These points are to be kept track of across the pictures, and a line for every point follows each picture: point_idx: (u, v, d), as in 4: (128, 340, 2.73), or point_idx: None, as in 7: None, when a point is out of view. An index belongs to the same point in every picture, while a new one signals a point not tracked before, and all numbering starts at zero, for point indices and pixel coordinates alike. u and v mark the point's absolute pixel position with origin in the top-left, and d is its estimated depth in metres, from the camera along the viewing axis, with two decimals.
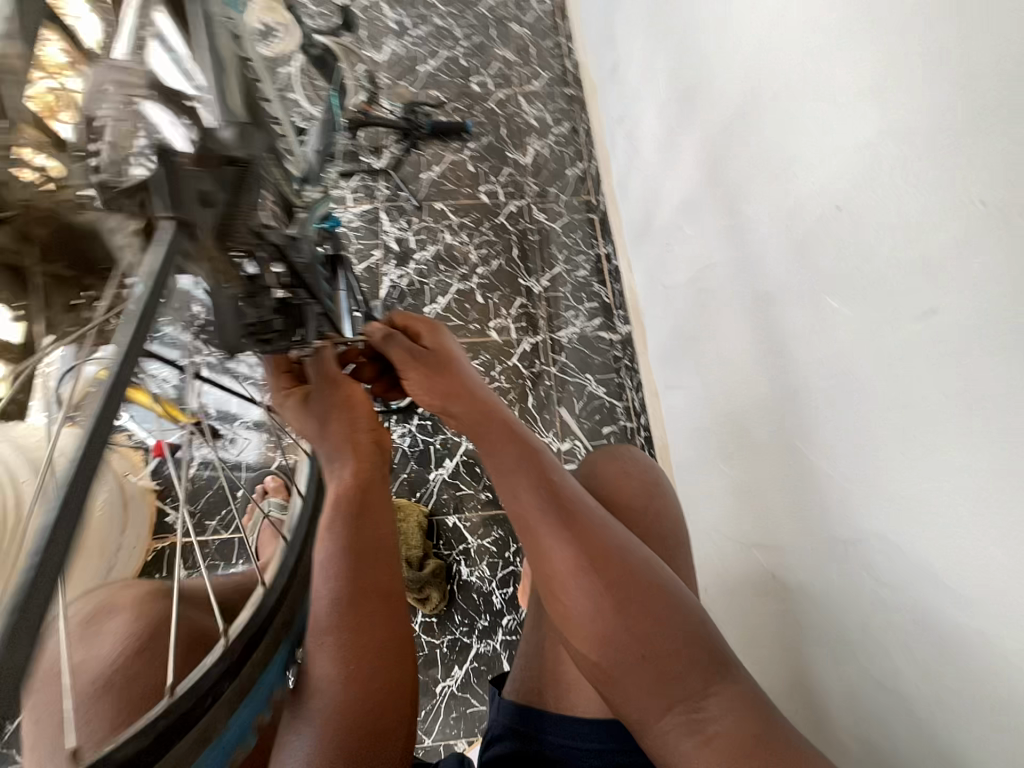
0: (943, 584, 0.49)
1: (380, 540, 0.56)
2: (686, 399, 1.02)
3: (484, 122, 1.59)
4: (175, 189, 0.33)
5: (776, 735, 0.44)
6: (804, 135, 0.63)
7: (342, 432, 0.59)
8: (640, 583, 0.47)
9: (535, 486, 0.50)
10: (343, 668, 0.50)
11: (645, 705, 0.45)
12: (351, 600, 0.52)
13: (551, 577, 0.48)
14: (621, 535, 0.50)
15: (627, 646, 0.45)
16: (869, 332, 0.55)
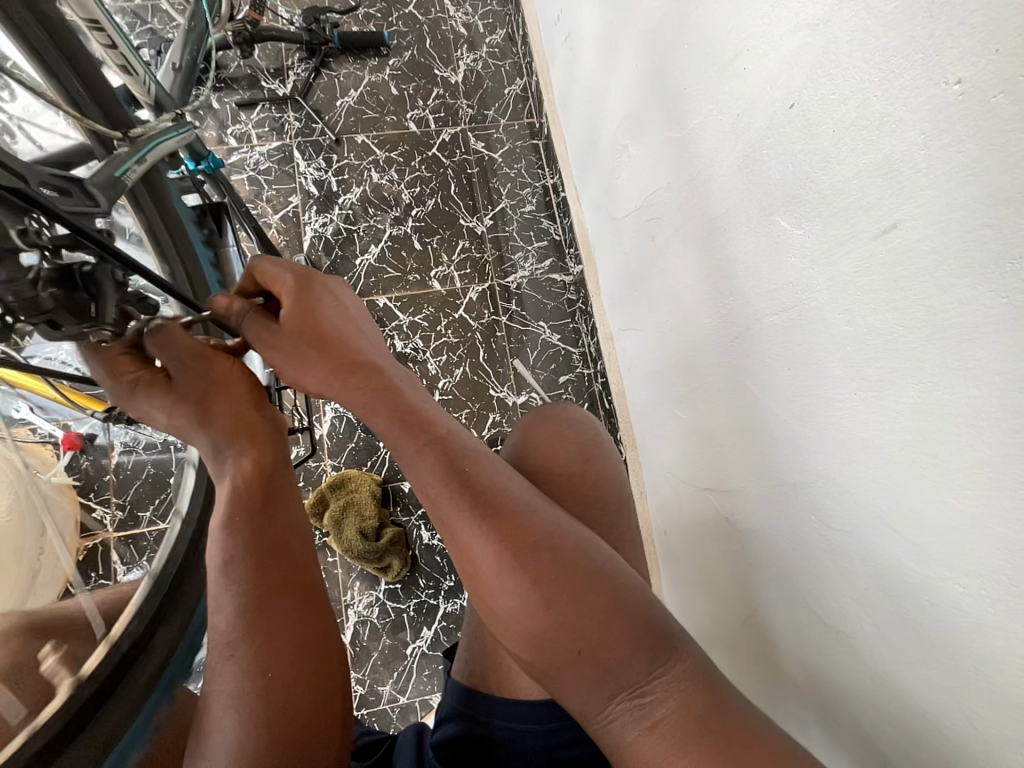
0: (889, 529, 0.46)
1: (285, 533, 0.50)
2: (640, 341, 0.95)
3: (404, 32, 1.36)
4: None
5: (725, 710, 0.41)
6: (754, 14, 0.52)
7: (223, 417, 0.52)
8: (570, 574, 0.43)
9: (447, 483, 0.44)
10: (258, 675, 0.44)
11: (584, 698, 0.42)
12: (259, 605, 0.46)
13: (474, 577, 0.44)
14: (552, 521, 0.45)
15: (560, 643, 0.41)
16: (822, 256, 0.48)
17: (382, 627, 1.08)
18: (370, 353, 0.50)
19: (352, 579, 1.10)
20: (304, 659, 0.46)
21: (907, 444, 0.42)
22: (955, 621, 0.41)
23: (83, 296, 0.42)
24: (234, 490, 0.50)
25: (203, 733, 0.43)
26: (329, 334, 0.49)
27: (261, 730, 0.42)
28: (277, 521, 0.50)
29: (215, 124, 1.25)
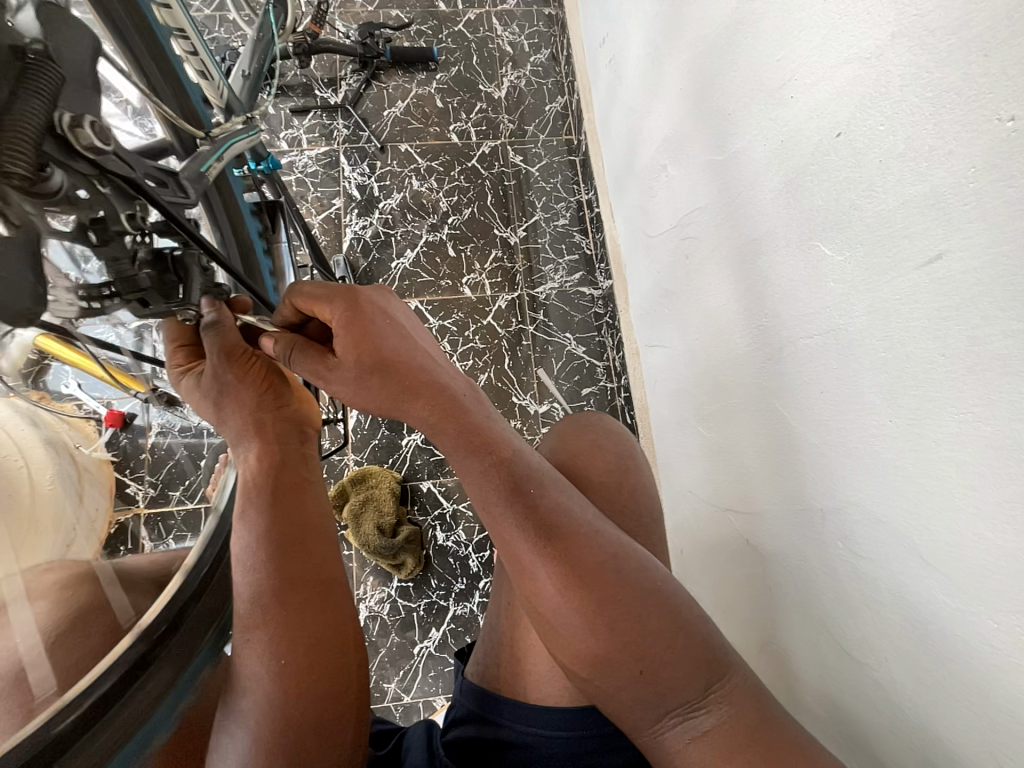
0: (921, 560, 0.45)
1: (303, 529, 0.51)
2: (667, 358, 0.95)
3: (453, 49, 1.42)
4: None
5: (772, 726, 0.42)
6: (804, 47, 0.53)
7: (239, 412, 0.56)
8: (632, 592, 0.44)
9: (513, 504, 0.46)
10: (275, 665, 0.45)
11: (639, 714, 0.43)
12: (276, 596, 0.47)
13: (536, 598, 0.45)
14: (613, 543, 0.46)
15: (618, 660, 0.43)
16: (863, 283, 0.48)
17: (392, 625, 1.10)
18: (436, 369, 0.52)
19: (366, 574, 1.12)
20: (317, 655, 0.46)
21: (945, 475, 0.42)
22: (989, 661, 0.40)
23: (172, 278, 0.45)
24: (251, 485, 0.52)
25: (226, 716, 0.45)
26: (383, 360, 0.51)
27: (278, 721, 0.43)
28: (295, 513, 0.52)
29: (269, 128, 1.32)
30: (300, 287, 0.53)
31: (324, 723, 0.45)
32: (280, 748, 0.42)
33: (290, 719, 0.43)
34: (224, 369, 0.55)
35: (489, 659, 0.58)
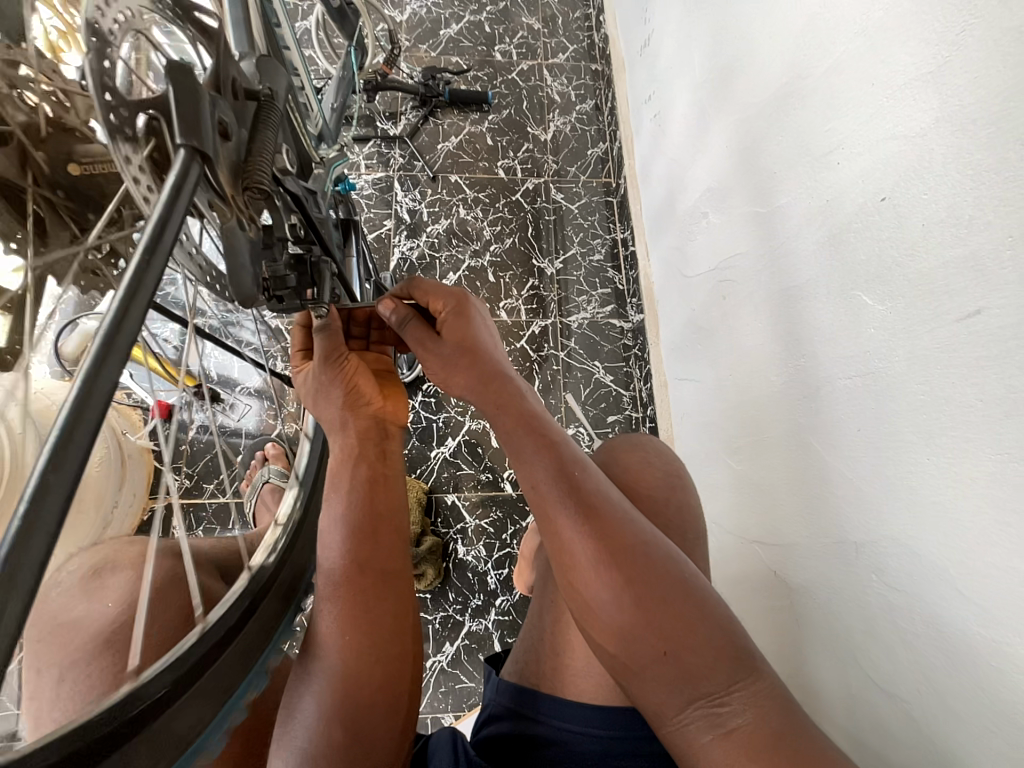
0: (956, 589, 0.48)
1: (380, 515, 0.56)
2: (696, 391, 1.00)
3: (505, 94, 1.53)
4: (196, 111, 0.30)
5: (799, 735, 0.43)
6: (851, 122, 0.60)
7: (336, 408, 0.60)
8: (661, 577, 0.47)
9: (555, 481, 0.50)
10: (342, 640, 0.49)
11: (662, 697, 0.45)
12: (351, 573, 0.52)
13: (572, 573, 0.49)
14: (644, 530, 0.50)
15: (646, 638, 0.45)
16: (904, 331, 0.53)
17: None
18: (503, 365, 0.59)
19: None
20: (382, 633, 0.51)
21: (979, 511, 0.46)
22: None
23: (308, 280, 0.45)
24: (340, 472, 0.57)
25: (300, 682, 0.49)
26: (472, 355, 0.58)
27: (337, 692, 0.48)
28: (375, 498, 0.56)
29: None
30: (416, 283, 0.62)
31: (377, 700, 0.49)
32: (338, 720, 0.47)
33: (351, 694, 0.48)
34: (327, 367, 0.60)
35: (527, 656, 0.61)
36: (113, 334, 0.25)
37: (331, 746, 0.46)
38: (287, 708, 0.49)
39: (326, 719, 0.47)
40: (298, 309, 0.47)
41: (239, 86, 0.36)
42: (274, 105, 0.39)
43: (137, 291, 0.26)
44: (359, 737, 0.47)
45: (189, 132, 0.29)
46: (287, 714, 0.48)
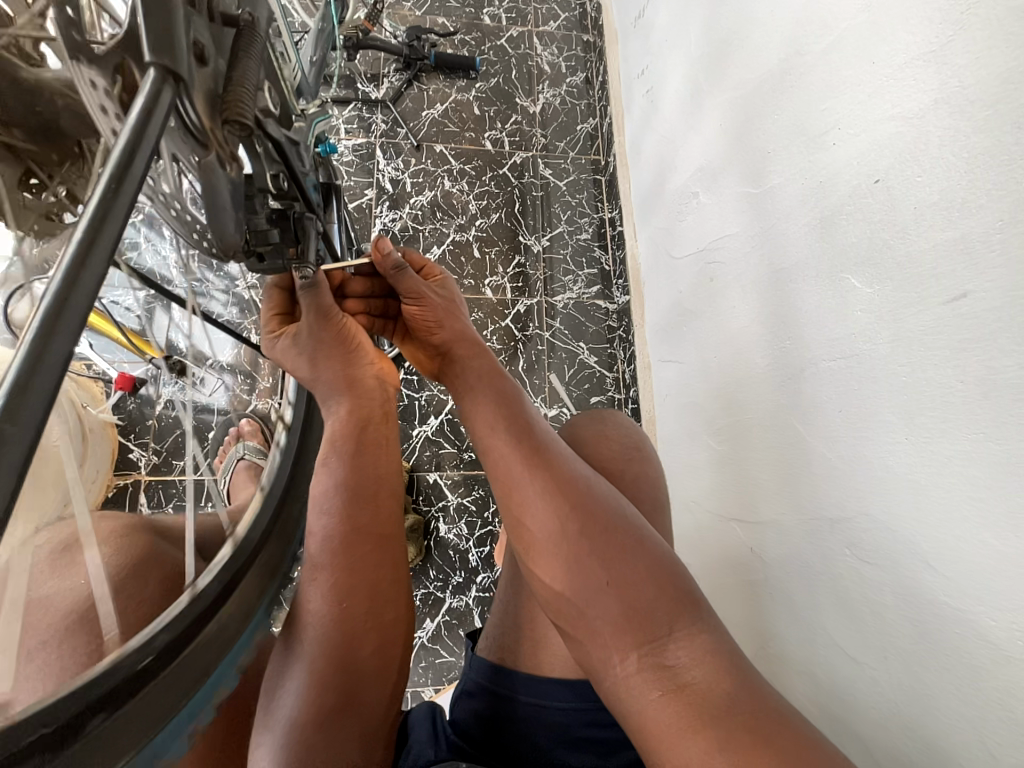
0: (928, 564, 0.50)
1: (374, 480, 0.54)
2: (679, 373, 1.01)
3: (493, 61, 1.47)
4: (167, 30, 0.27)
5: (756, 693, 0.41)
6: (847, 102, 0.60)
7: (334, 370, 0.58)
8: (604, 512, 0.47)
9: (505, 420, 0.52)
10: (330, 611, 0.49)
11: (608, 648, 0.43)
12: (345, 543, 0.51)
13: (518, 509, 0.49)
14: (590, 474, 0.50)
15: (587, 573, 0.45)
16: (891, 313, 0.54)
17: None
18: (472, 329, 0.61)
19: None
20: (374, 603, 0.51)
21: (953, 487, 0.47)
22: (991, 657, 0.45)
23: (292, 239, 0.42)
24: (337, 435, 0.56)
25: (287, 658, 0.49)
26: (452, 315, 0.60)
27: (330, 660, 0.48)
28: (372, 466, 0.54)
29: None
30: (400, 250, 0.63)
31: (368, 667, 0.50)
32: (327, 690, 0.47)
33: (339, 664, 0.48)
34: (322, 329, 0.57)
35: (502, 634, 0.61)
36: (72, 281, 0.22)
37: (318, 714, 0.46)
38: (273, 682, 0.49)
39: (313, 688, 0.47)
40: (281, 270, 0.43)
41: (215, 9, 0.33)
42: (257, 36, 0.36)
43: (103, 222, 0.23)
44: (350, 701, 0.48)
45: (161, 49, 0.27)
46: (275, 684, 0.49)
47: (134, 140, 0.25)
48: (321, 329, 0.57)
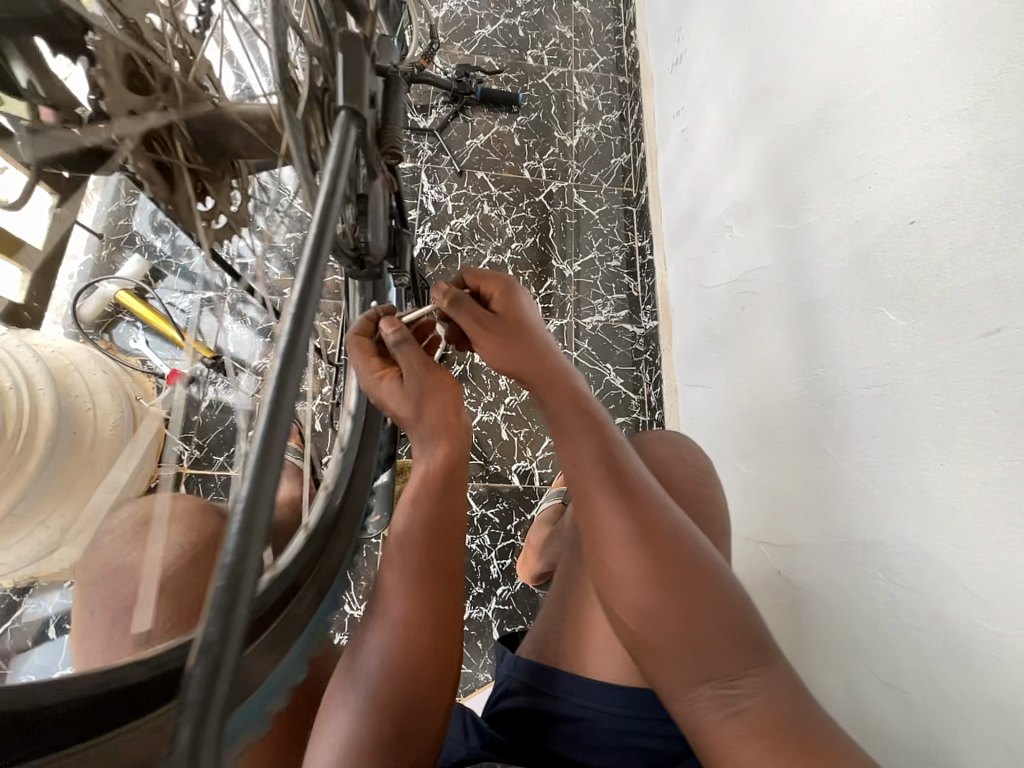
0: (963, 587, 0.51)
1: (450, 520, 0.59)
2: (707, 397, 1.04)
3: (535, 97, 1.57)
4: (354, 81, 0.38)
5: (814, 722, 0.43)
6: (884, 149, 0.64)
7: (435, 413, 0.60)
8: (676, 544, 0.49)
9: (586, 446, 0.53)
10: (400, 632, 0.53)
11: (674, 672, 0.46)
12: (419, 578, 0.56)
13: (594, 535, 0.50)
14: (662, 503, 0.51)
15: (658, 603, 0.46)
16: (925, 345, 0.57)
17: None
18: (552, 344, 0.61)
19: None
20: (437, 644, 0.54)
21: (988, 512, 0.49)
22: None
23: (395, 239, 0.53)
24: (428, 479, 0.59)
25: (349, 686, 0.52)
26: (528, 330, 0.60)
27: (393, 689, 0.52)
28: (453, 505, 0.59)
29: None
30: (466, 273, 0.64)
31: (427, 693, 0.53)
32: (386, 716, 0.51)
33: (402, 692, 0.52)
34: (425, 375, 0.60)
35: (550, 636, 0.64)
36: (309, 286, 0.29)
37: (379, 740, 0.50)
38: (332, 707, 0.52)
39: (375, 715, 0.51)
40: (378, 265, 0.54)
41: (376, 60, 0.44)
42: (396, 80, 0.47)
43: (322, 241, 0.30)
44: (408, 730, 0.51)
45: (352, 95, 0.37)
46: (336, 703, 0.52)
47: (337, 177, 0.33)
48: (424, 375, 0.61)
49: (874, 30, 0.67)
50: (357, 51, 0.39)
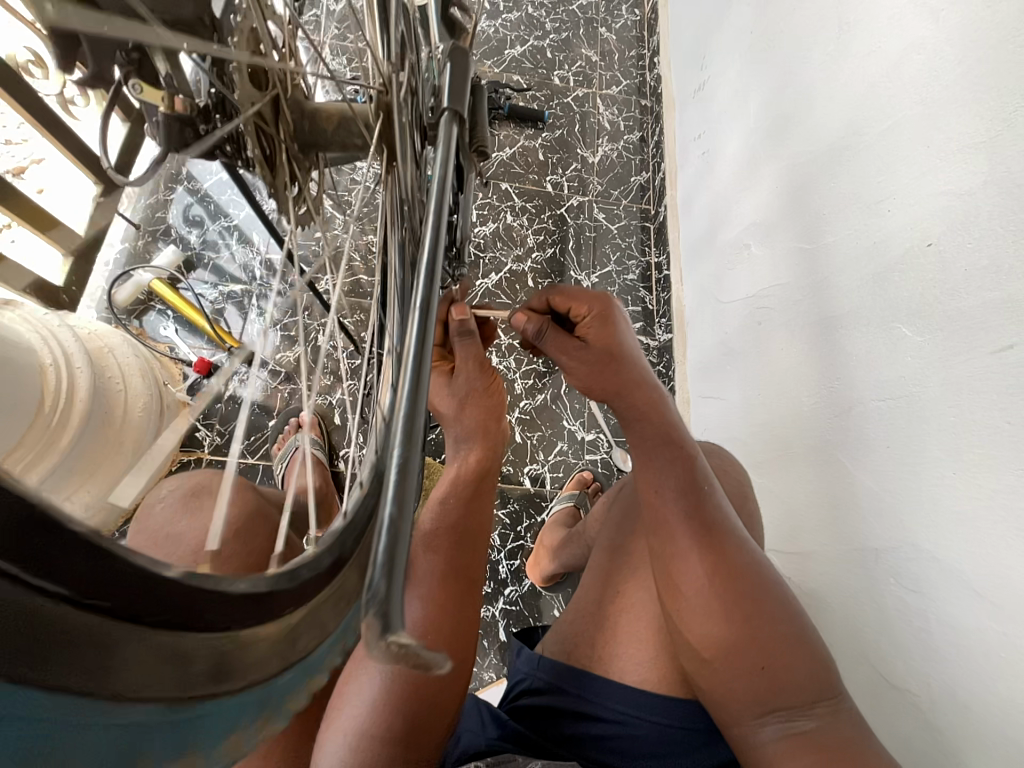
0: (976, 592, 0.53)
1: (479, 527, 0.64)
2: (720, 409, 1.07)
3: (560, 115, 1.62)
4: (459, 86, 0.47)
5: (864, 749, 0.50)
6: (903, 176, 0.68)
7: (477, 416, 0.66)
8: (750, 586, 0.56)
9: (672, 488, 0.61)
10: (416, 632, 0.56)
11: (742, 703, 0.53)
12: (442, 585, 0.58)
13: (675, 573, 0.58)
14: (741, 549, 0.58)
15: (735, 641, 0.53)
16: (940, 360, 0.60)
17: None
18: (643, 378, 0.69)
19: None
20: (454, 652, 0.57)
21: (1001, 519, 0.52)
22: None
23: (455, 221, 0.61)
24: (465, 479, 0.64)
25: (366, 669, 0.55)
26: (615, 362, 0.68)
27: (404, 688, 0.54)
28: (477, 513, 0.64)
29: None
30: (554, 292, 0.73)
31: (441, 689, 0.56)
32: (396, 715, 0.53)
33: (414, 690, 0.54)
34: (477, 378, 0.67)
35: (583, 640, 0.70)
36: (429, 273, 0.30)
37: (386, 732, 0.52)
38: (348, 685, 0.55)
39: (384, 709, 0.53)
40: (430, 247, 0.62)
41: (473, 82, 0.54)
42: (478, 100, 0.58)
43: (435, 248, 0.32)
44: (417, 724, 0.54)
45: (456, 101, 0.46)
46: (352, 692, 0.55)
47: (439, 191, 0.38)
48: (475, 377, 0.66)
49: (896, 66, 0.71)
50: (462, 58, 0.48)
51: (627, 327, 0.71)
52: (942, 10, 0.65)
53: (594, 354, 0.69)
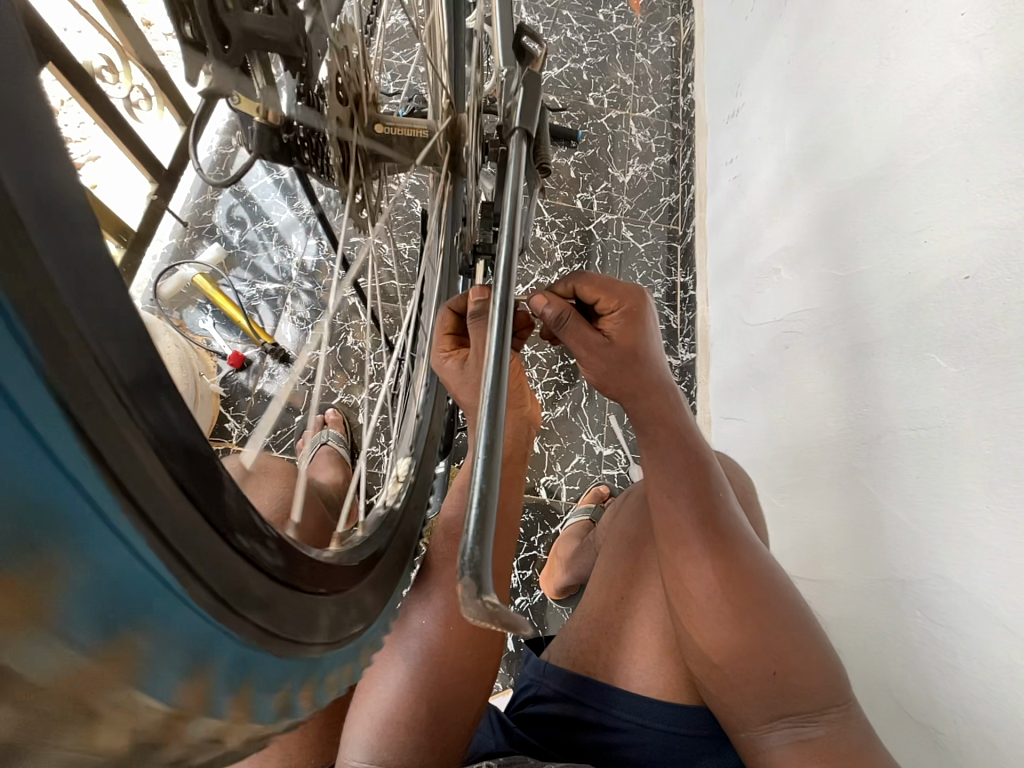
0: (1008, 628, 0.53)
1: (508, 522, 0.66)
2: (742, 430, 1.06)
3: (592, 135, 1.65)
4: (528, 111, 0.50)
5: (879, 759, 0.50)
6: (942, 208, 0.68)
7: None
8: (760, 590, 0.56)
9: (684, 492, 0.61)
10: (437, 620, 0.57)
11: (750, 706, 0.54)
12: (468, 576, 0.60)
13: (682, 577, 0.58)
14: (751, 553, 0.58)
15: (743, 644, 0.54)
16: (975, 392, 0.60)
17: None
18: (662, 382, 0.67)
19: None
20: (479, 641, 0.59)
21: None
22: None
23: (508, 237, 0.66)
24: None
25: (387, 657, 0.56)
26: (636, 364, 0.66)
27: (428, 672, 0.55)
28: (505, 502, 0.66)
29: None
30: (581, 282, 0.66)
31: (462, 677, 0.57)
32: (422, 698, 0.54)
33: (438, 675, 0.56)
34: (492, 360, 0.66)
35: (591, 644, 0.70)
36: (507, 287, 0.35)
37: (410, 715, 0.54)
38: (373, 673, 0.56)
39: (410, 693, 0.54)
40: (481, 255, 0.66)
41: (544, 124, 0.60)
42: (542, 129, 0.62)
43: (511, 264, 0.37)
44: (441, 711, 0.55)
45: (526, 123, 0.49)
46: (376, 677, 0.56)
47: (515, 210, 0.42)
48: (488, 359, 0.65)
49: (937, 101, 0.72)
50: (534, 83, 0.51)
51: (655, 331, 0.67)
52: (986, 49, 0.66)
53: (616, 354, 0.65)
